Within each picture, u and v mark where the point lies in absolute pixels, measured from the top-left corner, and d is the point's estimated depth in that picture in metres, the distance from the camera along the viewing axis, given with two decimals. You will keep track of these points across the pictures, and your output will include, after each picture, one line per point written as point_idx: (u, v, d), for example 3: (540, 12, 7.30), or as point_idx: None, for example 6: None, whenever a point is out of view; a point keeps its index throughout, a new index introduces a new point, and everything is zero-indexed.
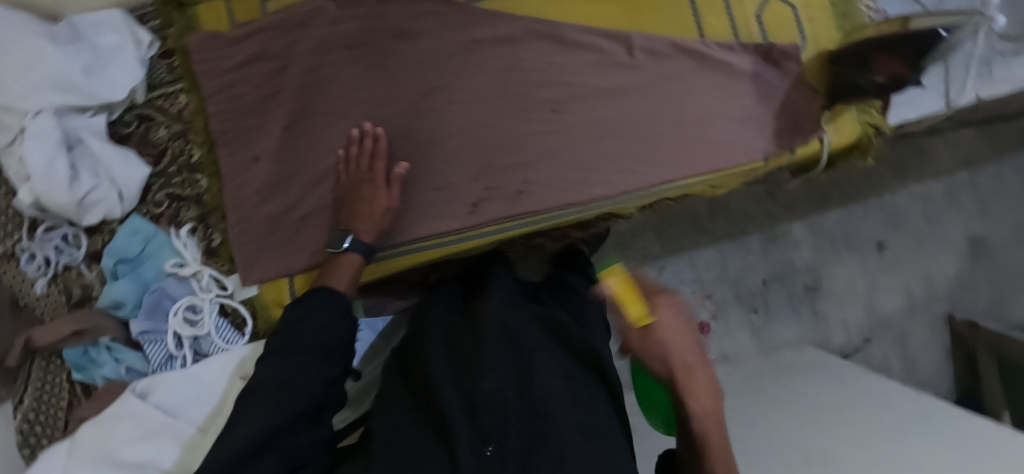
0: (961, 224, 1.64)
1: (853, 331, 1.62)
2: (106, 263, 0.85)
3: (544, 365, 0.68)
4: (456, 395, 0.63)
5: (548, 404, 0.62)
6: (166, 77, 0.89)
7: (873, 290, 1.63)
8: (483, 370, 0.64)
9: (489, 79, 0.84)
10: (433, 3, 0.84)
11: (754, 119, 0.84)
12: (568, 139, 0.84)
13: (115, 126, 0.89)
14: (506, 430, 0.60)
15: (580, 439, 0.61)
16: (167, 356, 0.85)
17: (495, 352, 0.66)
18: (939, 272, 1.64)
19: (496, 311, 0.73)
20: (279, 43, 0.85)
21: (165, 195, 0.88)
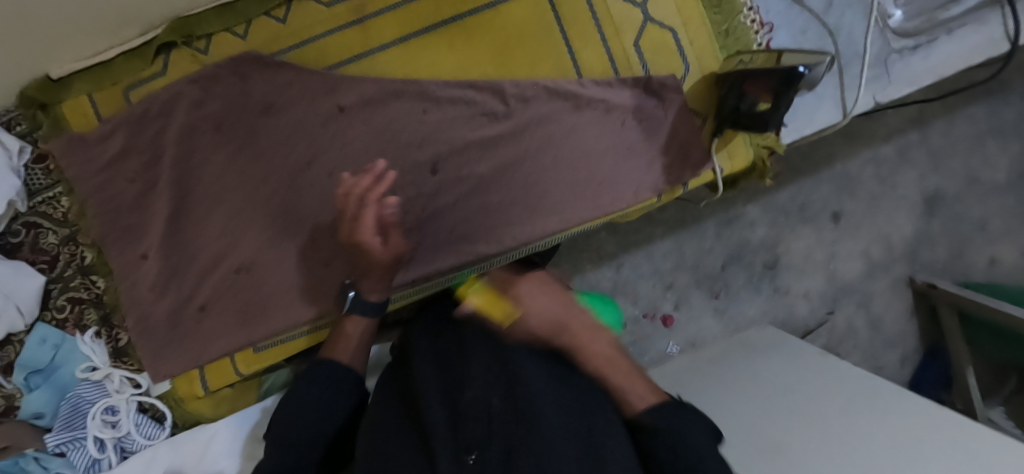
0: (915, 178, 1.34)
1: (819, 303, 1.32)
2: (17, 377, 0.86)
3: (530, 360, 0.60)
4: (440, 405, 0.58)
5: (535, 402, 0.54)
6: (44, 182, 0.88)
7: (832, 258, 1.32)
8: (470, 377, 0.59)
9: (363, 146, 0.81)
10: (294, 74, 0.81)
11: (642, 153, 0.81)
12: (451, 199, 0.81)
13: (2, 238, 0.87)
14: (490, 438, 0.53)
15: (570, 437, 0.53)
16: (91, 460, 0.85)
17: (483, 356, 0.61)
18: (896, 231, 1.35)
19: (487, 314, 0.68)
20: (145, 135, 0.83)
21: (66, 299, 0.88)
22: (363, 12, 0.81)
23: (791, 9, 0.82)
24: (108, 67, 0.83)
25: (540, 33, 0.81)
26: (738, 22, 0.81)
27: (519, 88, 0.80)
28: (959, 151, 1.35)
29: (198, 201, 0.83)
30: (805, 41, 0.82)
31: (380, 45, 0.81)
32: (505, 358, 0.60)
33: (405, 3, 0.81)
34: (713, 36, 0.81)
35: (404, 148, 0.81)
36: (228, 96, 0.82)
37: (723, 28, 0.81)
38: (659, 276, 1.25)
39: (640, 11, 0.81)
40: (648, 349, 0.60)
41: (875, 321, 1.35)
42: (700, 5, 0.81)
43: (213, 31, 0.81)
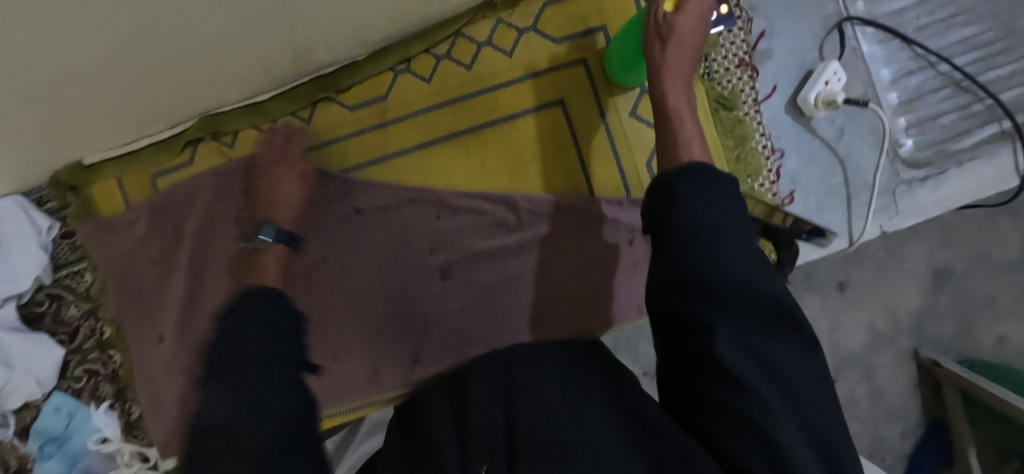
0: (923, 252, 1.23)
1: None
2: (33, 444, 0.90)
3: (532, 401, 0.58)
4: (447, 436, 0.57)
5: (538, 422, 0.55)
6: (70, 256, 0.91)
7: (835, 331, 1.21)
8: (470, 424, 0.57)
9: (377, 247, 0.85)
10: (314, 176, 0.85)
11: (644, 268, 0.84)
12: (458, 305, 0.84)
13: (26, 307, 0.91)
14: (494, 447, 0.54)
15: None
16: None
17: (486, 405, 0.59)
18: (903, 303, 1.22)
19: (488, 370, 0.66)
20: (169, 221, 0.87)
21: (83, 370, 0.91)
22: (385, 117, 0.85)
23: (801, 136, 0.84)
24: (137, 155, 0.87)
25: (552, 148, 0.84)
26: (749, 148, 0.83)
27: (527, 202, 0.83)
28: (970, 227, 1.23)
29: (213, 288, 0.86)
30: (814, 167, 0.84)
31: (398, 149, 0.85)
32: (509, 406, 0.58)
33: (425, 112, 0.85)
34: (724, 159, 0.82)
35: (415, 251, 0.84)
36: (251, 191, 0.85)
37: (734, 154, 0.82)
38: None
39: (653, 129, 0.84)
40: (679, 87, 0.60)
41: (875, 394, 1.21)
42: (712, 129, 0.82)
43: (240, 128, 0.86)
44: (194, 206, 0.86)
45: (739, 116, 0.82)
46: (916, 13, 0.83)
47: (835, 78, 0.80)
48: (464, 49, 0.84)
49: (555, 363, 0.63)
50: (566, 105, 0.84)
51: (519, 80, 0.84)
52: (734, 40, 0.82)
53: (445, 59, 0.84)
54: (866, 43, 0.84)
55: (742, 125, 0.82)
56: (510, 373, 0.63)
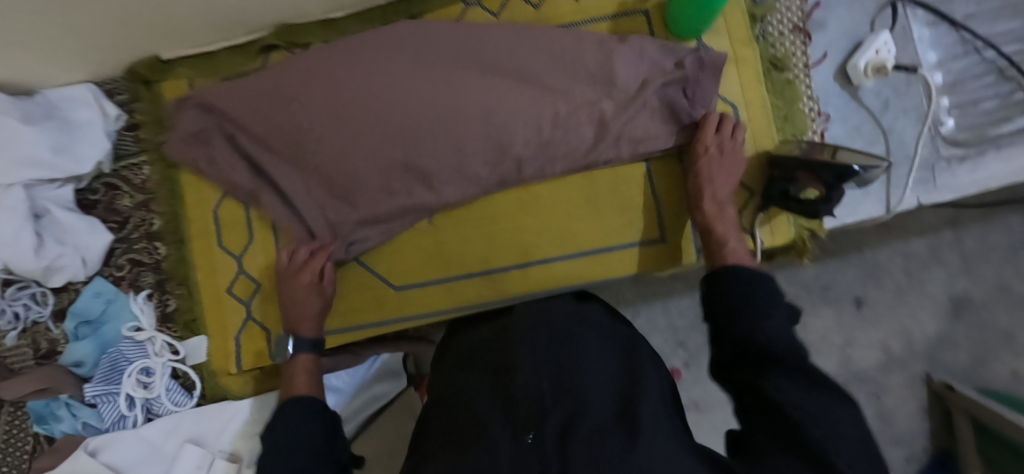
0: (943, 280, 1.21)
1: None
2: (68, 325, 0.91)
3: (582, 360, 0.63)
4: (491, 391, 0.62)
5: (584, 396, 0.57)
6: (132, 147, 0.95)
7: (851, 346, 1.22)
8: (519, 367, 0.61)
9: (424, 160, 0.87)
10: None
11: (678, 221, 0.86)
12: (503, 226, 0.87)
13: (82, 193, 0.94)
14: (547, 412, 0.55)
15: (608, 408, 0.57)
16: (119, 415, 0.90)
17: (531, 344, 0.65)
18: (919, 327, 1.22)
19: (533, 313, 0.73)
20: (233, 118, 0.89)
21: (127, 259, 0.94)
22: None
23: (851, 106, 0.87)
24: (214, 58, 0.91)
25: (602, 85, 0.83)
26: (797, 109, 0.86)
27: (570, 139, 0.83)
28: (996, 259, 1.20)
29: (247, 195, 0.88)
30: (858, 135, 0.87)
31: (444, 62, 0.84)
32: (560, 354, 0.63)
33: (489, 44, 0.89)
34: (773, 119, 0.86)
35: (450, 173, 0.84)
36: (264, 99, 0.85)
37: (781, 113, 0.86)
38: (671, 333, 1.18)
39: None
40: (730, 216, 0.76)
41: (885, 416, 1.21)
42: (763, 88, 0.86)
43: (312, 42, 0.89)
44: (237, 103, 0.86)
45: (789, 78, 0.86)
46: (965, 3, 0.88)
47: (885, 48, 0.83)
48: None
49: (584, 344, 0.66)
50: None
51: (583, 23, 0.87)
52: (791, 6, 0.86)
53: None
54: (918, 27, 0.88)
55: (792, 87, 0.86)
56: (553, 343, 0.64)
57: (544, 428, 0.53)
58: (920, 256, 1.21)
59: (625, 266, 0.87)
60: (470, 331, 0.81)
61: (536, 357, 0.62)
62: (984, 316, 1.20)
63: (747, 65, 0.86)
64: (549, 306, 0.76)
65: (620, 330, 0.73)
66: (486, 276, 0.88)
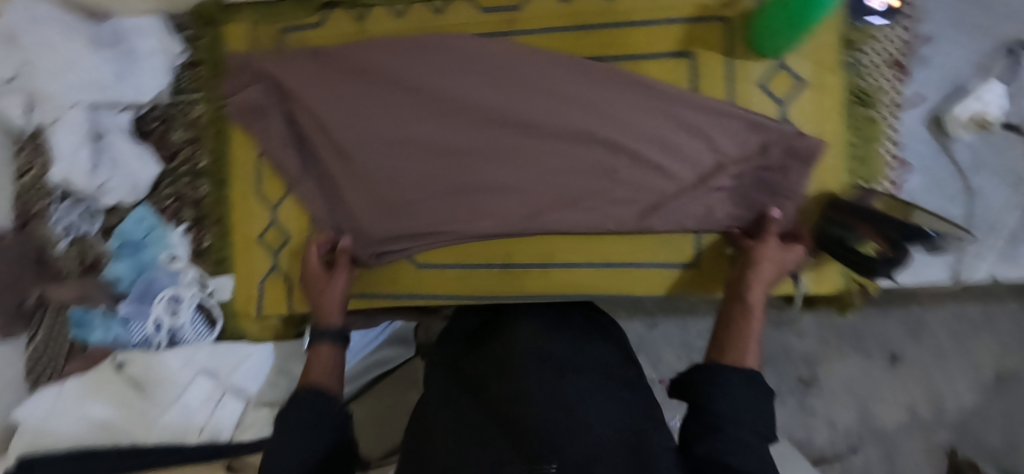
0: (992, 352, 1.11)
1: (843, 438, 1.16)
2: (113, 243, 0.97)
3: (589, 395, 0.62)
4: (500, 414, 0.61)
5: (592, 437, 0.55)
6: (190, 84, 0.96)
7: (872, 401, 1.15)
8: (525, 396, 0.61)
9: (461, 143, 0.86)
10: (434, 61, 0.86)
11: (712, 248, 0.81)
12: (539, 227, 0.82)
13: (140, 121, 0.97)
14: (560, 450, 0.53)
15: (617, 450, 0.55)
16: (146, 336, 0.96)
17: (538, 376, 0.64)
18: (955, 396, 1.13)
19: (541, 338, 0.73)
20: (285, 68, 0.90)
21: (172, 192, 0.97)
22: (510, 26, 0.85)
23: (938, 156, 0.78)
24: (277, 7, 0.92)
25: (662, 104, 0.81)
26: (875, 151, 0.78)
27: (615, 150, 0.81)
28: None
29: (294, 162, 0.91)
30: (937, 191, 0.78)
31: (508, 53, 0.84)
32: (565, 389, 0.62)
33: (551, 30, 0.84)
34: (845, 157, 0.78)
35: (496, 169, 0.84)
36: (326, 75, 0.89)
37: (856, 152, 0.78)
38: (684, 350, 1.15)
39: (780, 108, 0.79)
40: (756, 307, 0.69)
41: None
42: (840, 122, 0.78)
43: (374, 5, 0.89)
44: (300, 66, 0.89)
45: (873, 115, 0.78)
46: None
47: (991, 100, 0.74)
48: None
49: (590, 381, 0.64)
50: (694, 59, 0.81)
51: (655, 22, 0.82)
52: (891, 36, 0.78)
53: None
54: None
55: (875, 125, 0.78)
56: (561, 377, 0.64)
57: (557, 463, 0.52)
58: (973, 322, 1.11)
59: (647, 286, 0.83)
60: (463, 349, 0.76)
61: (541, 387, 0.62)
62: None
63: (828, 93, 0.78)
64: (560, 334, 0.74)
65: (621, 366, 0.71)
66: (507, 269, 0.86)
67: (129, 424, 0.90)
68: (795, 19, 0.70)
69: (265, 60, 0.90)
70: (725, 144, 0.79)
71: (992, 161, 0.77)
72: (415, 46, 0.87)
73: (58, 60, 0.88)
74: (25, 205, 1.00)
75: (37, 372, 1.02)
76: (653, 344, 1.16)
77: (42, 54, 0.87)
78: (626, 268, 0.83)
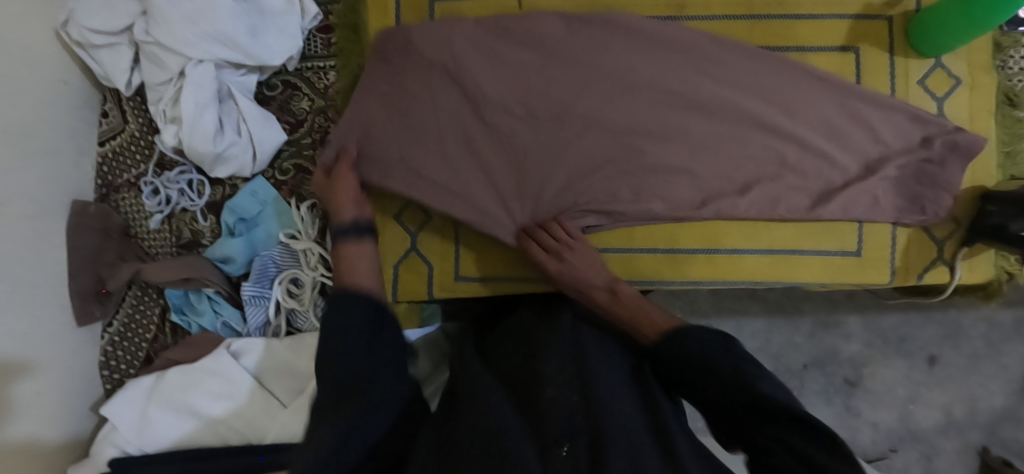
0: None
1: (883, 438, 1.14)
2: (226, 218, 0.88)
3: (614, 383, 0.59)
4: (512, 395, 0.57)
5: (612, 419, 0.53)
6: (320, 51, 0.90)
7: (911, 402, 1.13)
8: (545, 378, 0.58)
9: (629, 124, 0.83)
10: (606, 36, 0.84)
11: (871, 235, 0.83)
12: (715, 209, 0.82)
13: (260, 87, 0.90)
14: (574, 435, 0.51)
15: (635, 434, 0.53)
16: (263, 322, 0.87)
17: (559, 359, 0.61)
18: (986, 397, 1.12)
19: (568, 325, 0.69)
20: (434, 37, 0.84)
21: (293, 165, 0.90)
22: (681, 11, 0.85)
23: None
24: None
25: (836, 97, 0.82)
26: (1022, 149, 0.83)
27: (787, 139, 0.82)
28: None
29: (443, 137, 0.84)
30: None
31: (683, 36, 0.83)
32: (591, 373, 0.59)
33: (723, 17, 0.85)
34: (995, 154, 0.83)
35: (664, 149, 0.83)
36: (489, 44, 0.84)
37: (1006, 150, 0.83)
38: None
39: (937, 105, 0.84)
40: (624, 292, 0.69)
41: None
42: (993, 121, 0.83)
43: None
44: (458, 33, 0.84)
45: (1020, 117, 0.83)
46: None
47: None
48: None
49: (602, 363, 0.62)
50: (860, 54, 0.84)
51: (826, 16, 0.84)
52: None
53: None
54: None
55: (1021, 126, 0.83)
56: (584, 361, 0.61)
57: (563, 440, 0.50)
58: (1005, 328, 1.12)
59: (814, 273, 0.84)
60: (489, 338, 0.74)
61: (564, 366, 0.59)
62: None
63: (982, 94, 0.83)
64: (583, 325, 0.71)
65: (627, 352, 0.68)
66: (671, 254, 0.85)
67: (245, 418, 0.81)
68: (989, 12, 0.72)
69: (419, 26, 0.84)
70: (884, 138, 0.82)
71: None
72: (577, 24, 0.84)
73: (192, 8, 0.80)
74: (112, 175, 0.92)
75: (116, 364, 0.90)
76: None
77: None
78: (790, 255, 0.84)
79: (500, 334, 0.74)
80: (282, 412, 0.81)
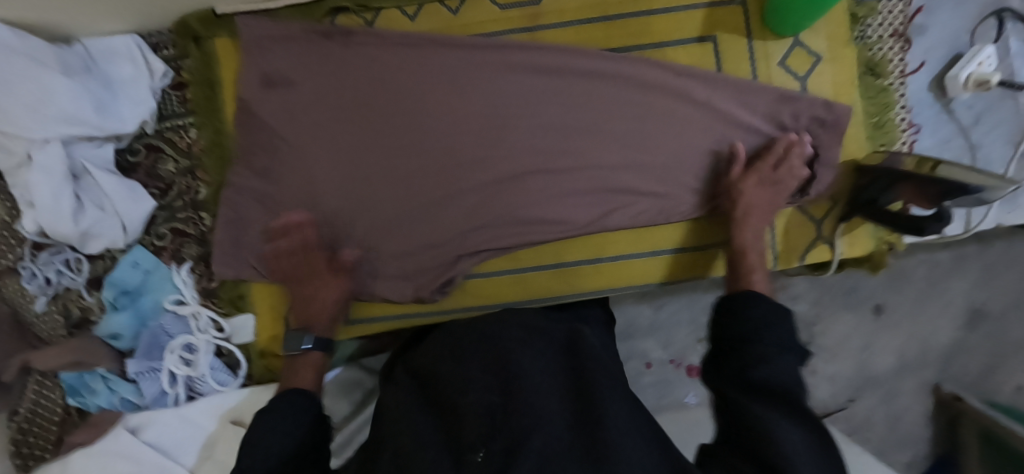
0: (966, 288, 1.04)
1: (842, 388, 1.06)
2: (106, 295, 0.86)
3: (533, 365, 0.59)
4: (453, 364, 0.62)
5: (536, 396, 0.54)
6: (178, 109, 0.88)
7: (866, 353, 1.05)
8: (471, 382, 0.57)
9: (486, 140, 0.83)
10: (457, 58, 0.83)
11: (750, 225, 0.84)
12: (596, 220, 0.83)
13: (122, 155, 0.88)
14: (492, 435, 0.51)
15: (556, 420, 0.53)
16: (161, 392, 0.86)
17: (483, 363, 0.59)
18: (934, 335, 1.05)
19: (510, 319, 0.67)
20: (294, 89, 0.84)
21: (170, 229, 0.88)
22: (535, 21, 0.84)
23: (939, 113, 0.84)
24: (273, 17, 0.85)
25: (695, 89, 0.82)
26: (889, 117, 0.83)
27: (654, 141, 0.83)
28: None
29: (319, 180, 0.84)
30: (947, 147, 0.85)
31: (539, 50, 0.83)
32: (509, 361, 0.59)
33: (576, 24, 0.83)
34: (864, 125, 0.83)
35: (530, 168, 0.83)
36: (350, 85, 0.84)
37: (874, 120, 0.83)
38: (693, 328, 1.05)
39: (800, 84, 0.83)
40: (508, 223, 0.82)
41: (891, 419, 1.05)
42: (858, 94, 0.82)
43: (384, 7, 0.84)
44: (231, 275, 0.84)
45: (884, 85, 0.83)
46: None
47: (987, 61, 0.81)
48: None
49: (520, 320, 0.66)
50: (717, 42, 0.83)
51: (678, 9, 0.82)
52: (892, 9, 0.82)
53: None
54: (1017, 39, 0.82)
55: (887, 94, 0.83)
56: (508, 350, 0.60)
57: (490, 450, 0.49)
58: (944, 267, 1.04)
59: (700, 269, 0.86)
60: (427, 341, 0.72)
61: (486, 364, 0.59)
62: (1005, 329, 1.04)
63: (844, 64, 0.82)
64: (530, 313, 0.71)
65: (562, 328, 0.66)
66: (558, 269, 0.86)
67: None
68: None
69: (281, 59, 0.84)
70: (747, 123, 0.82)
71: (957, 107, 0.84)
72: (435, 51, 0.83)
73: (25, 93, 0.77)
74: None
75: (26, 451, 0.87)
76: (665, 325, 1.06)
77: (10, 87, 0.76)
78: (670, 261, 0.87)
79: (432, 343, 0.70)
80: None
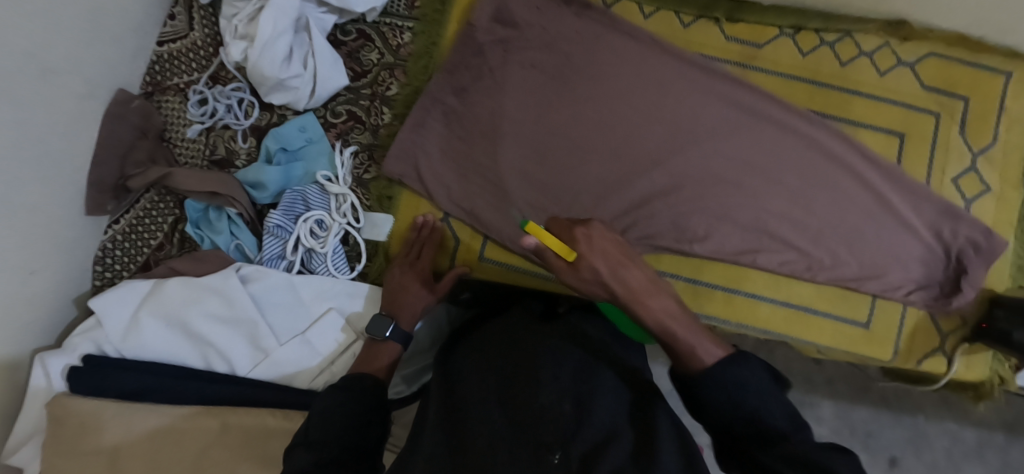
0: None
1: None
2: (269, 144, 0.87)
3: (581, 375, 0.60)
4: (509, 373, 0.61)
5: (600, 403, 0.56)
6: (403, 11, 0.92)
7: None
8: (541, 387, 0.57)
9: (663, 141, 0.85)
10: (676, 62, 0.87)
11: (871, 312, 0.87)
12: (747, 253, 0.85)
13: (337, 32, 0.92)
14: (572, 438, 0.50)
15: (613, 423, 0.54)
16: (278, 255, 0.85)
17: (548, 370, 0.60)
18: None
19: (555, 337, 0.68)
20: (520, 32, 0.87)
21: (347, 110, 0.90)
22: (751, 59, 0.89)
23: None
24: None
25: (878, 170, 0.86)
26: None
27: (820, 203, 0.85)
28: None
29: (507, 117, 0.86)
30: None
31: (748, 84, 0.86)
32: (561, 372, 0.60)
33: (788, 76, 0.89)
34: (1009, 264, 0.88)
35: (703, 183, 0.84)
36: (569, 47, 0.87)
37: (1018, 262, 0.88)
38: None
39: (965, 204, 0.88)
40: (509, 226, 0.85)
41: None
42: (1012, 235, 0.88)
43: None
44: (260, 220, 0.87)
45: None
46: None
47: None
48: (849, 48, 0.89)
49: (566, 342, 0.67)
50: (905, 139, 0.88)
51: (881, 98, 0.88)
52: None
53: (828, 46, 0.89)
54: None
55: None
56: (565, 364, 0.62)
57: (569, 453, 0.48)
58: (966, 445, 1.04)
59: (823, 336, 0.88)
60: (467, 343, 0.73)
61: (556, 372, 0.60)
62: None
63: (1006, 205, 0.88)
64: (577, 326, 0.72)
65: (585, 348, 0.67)
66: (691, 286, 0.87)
67: (238, 351, 0.80)
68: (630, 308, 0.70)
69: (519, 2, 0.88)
70: (908, 220, 0.85)
71: None
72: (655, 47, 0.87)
73: None
74: (163, 76, 0.91)
75: (109, 263, 0.87)
76: None
77: None
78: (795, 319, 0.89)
79: (478, 340, 0.71)
80: (279, 349, 0.81)
